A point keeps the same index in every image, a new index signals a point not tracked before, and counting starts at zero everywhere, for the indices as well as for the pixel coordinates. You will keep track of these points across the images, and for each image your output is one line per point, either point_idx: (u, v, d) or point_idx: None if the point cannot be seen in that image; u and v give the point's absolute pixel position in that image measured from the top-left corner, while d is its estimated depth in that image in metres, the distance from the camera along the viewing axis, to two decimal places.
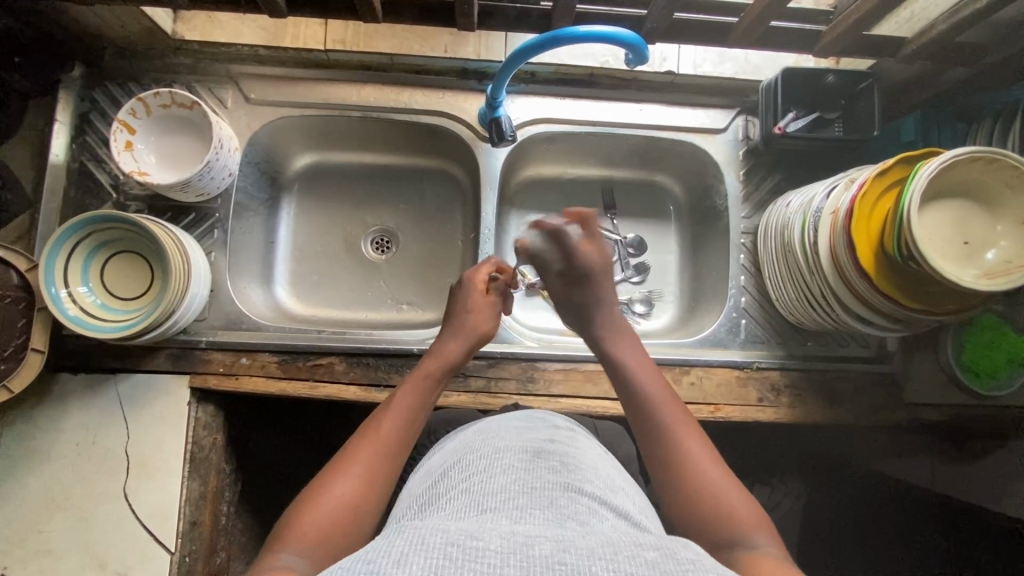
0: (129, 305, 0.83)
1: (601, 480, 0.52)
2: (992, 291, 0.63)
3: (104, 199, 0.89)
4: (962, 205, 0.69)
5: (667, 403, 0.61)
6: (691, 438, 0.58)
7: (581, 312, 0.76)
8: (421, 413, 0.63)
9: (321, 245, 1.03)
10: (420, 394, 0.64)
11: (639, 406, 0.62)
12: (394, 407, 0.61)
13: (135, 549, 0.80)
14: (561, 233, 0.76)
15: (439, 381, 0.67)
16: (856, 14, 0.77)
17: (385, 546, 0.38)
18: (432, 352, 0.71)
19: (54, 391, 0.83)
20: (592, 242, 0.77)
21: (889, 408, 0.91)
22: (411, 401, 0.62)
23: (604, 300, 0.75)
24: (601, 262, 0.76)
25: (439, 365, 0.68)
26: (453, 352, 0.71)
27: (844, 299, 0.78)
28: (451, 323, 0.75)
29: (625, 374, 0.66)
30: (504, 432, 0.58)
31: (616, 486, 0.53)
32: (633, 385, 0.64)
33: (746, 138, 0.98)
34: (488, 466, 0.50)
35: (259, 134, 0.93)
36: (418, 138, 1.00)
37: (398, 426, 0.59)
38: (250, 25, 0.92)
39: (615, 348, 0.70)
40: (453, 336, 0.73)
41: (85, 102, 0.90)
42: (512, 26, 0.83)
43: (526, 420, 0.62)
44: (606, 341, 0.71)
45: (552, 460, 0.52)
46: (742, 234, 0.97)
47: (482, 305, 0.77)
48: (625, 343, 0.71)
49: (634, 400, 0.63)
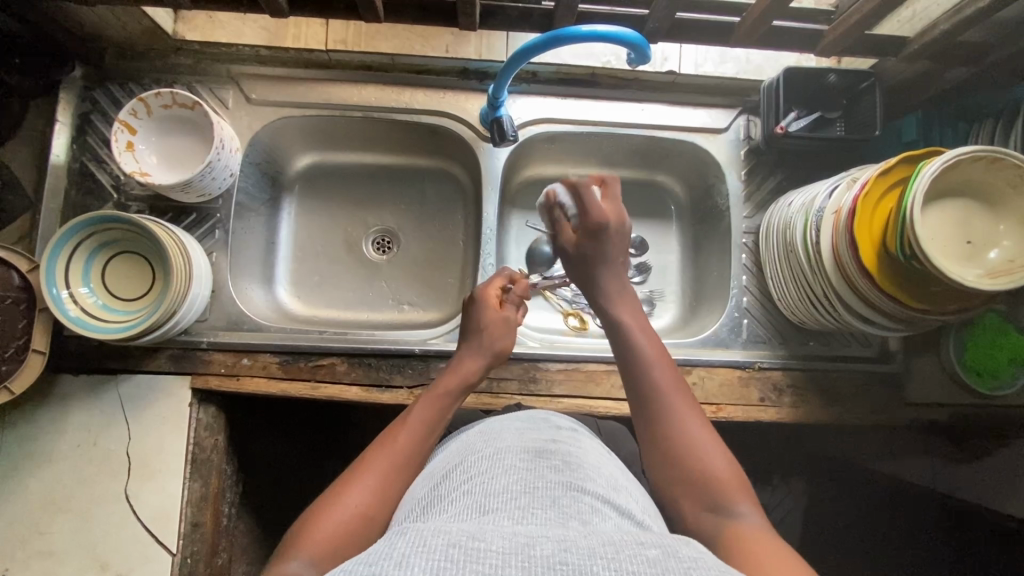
0: (130, 305, 0.83)
1: (604, 479, 0.52)
2: (995, 290, 0.63)
3: (105, 199, 0.89)
4: (965, 204, 0.69)
5: (660, 365, 0.61)
6: (682, 404, 0.58)
7: (586, 270, 0.73)
8: (437, 427, 0.62)
9: (321, 245, 1.03)
10: (438, 406, 0.64)
11: (632, 367, 0.62)
12: (409, 420, 0.61)
13: (137, 550, 0.80)
14: (583, 186, 0.73)
15: (457, 395, 0.67)
16: (858, 14, 0.77)
17: (386, 549, 0.38)
18: (452, 366, 0.71)
19: (55, 392, 0.83)
20: (608, 199, 0.74)
21: (891, 408, 0.91)
22: (427, 416, 0.62)
23: (612, 262, 0.72)
24: (617, 221, 0.73)
25: (457, 379, 0.68)
26: (472, 366, 0.71)
27: (847, 300, 0.78)
28: (469, 338, 0.75)
29: (621, 335, 0.65)
30: (507, 432, 0.58)
31: (619, 485, 0.53)
32: (628, 345, 0.64)
33: (748, 137, 0.97)
34: (490, 467, 0.50)
35: (260, 134, 0.93)
36: (419, 137, 1.00)
37: (414, 438, 0.59)
38: (251, 26, 0.92)
39: (614, 306, 0.69)
40: (473, 351, 0.73)
41: (85, 103, 0.90)
42: (513, 26, 0.83)
43: (529, 420, 0.62)
44: (611, 305, 0.69)
45: (555, 460, 0.52)
46: (744, 233, 0.97)
47: (499, 325, 0.76)
48: (626, 301, 0.69)
49: (628, 360, 0.62)
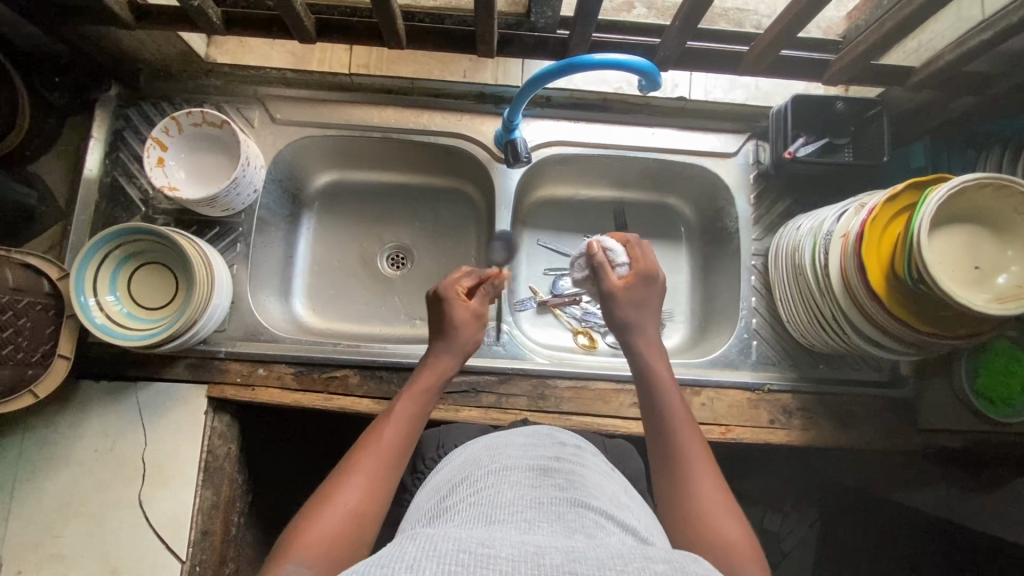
0: (153, 315, 0.86)
1: (607, 496, 0.53)
2: (1006, 313, 0.63)
3: (133, 212, 0.92)
4: (975, 230, 0.70)
5: (686, 428, 0.62)
6: (704, 466, 0.58)
7: (629, 311, 0.73)
8: (418, 426, 0.64)
9: (337, 260, 1.06)
10: (417, 406, 0.65)
11: (660, 426, 0.63)
12: (392, 420, 0.62)
13: (148, 557, 0.81)
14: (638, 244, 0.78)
15: (434, 396, 0.68)
16: (864, 44, 0.79)
17: (397, 552, 0.39)
18: (423, 367, 0.70)
19: (76, 398, 0.85)
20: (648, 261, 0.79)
21: (903, 434, 0.90)
22: (407, 416, 0.63)
23: (650, 306, 0.74)
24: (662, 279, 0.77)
25: (433, 380, 0.68)
26: (445, 366, 0.71)
27: (855, 321, 0.78)
28: (437, 337, 0.73)
29: (650, 389, 0.66)
30: (511, 447, 0.59)
31: (622, 503, 0.54)
32: (658, 403, 0.65)
33: (758, 161, 0.99)
34: (495, 482, 0.51)
35: (284, 152, 0.97)
36: (435, 158, 1.03)
37: (398, 436, 0.61)
38: (278, 50, 0.97)
39: (643, 356, 0.70)
40: (445, 350, 0.72)
41: (119, 121, 0.94)
42: (529, 53, 0.86)
43: (534, 436, 0.63)
44: (636, 350, 0.71)
45: (559, 477, 0.53)
46: (753, 256, 0.98)
47: (470, 320, 0.74)
48: (657, 356, 0.70)
49: (655, 417, 0.64)
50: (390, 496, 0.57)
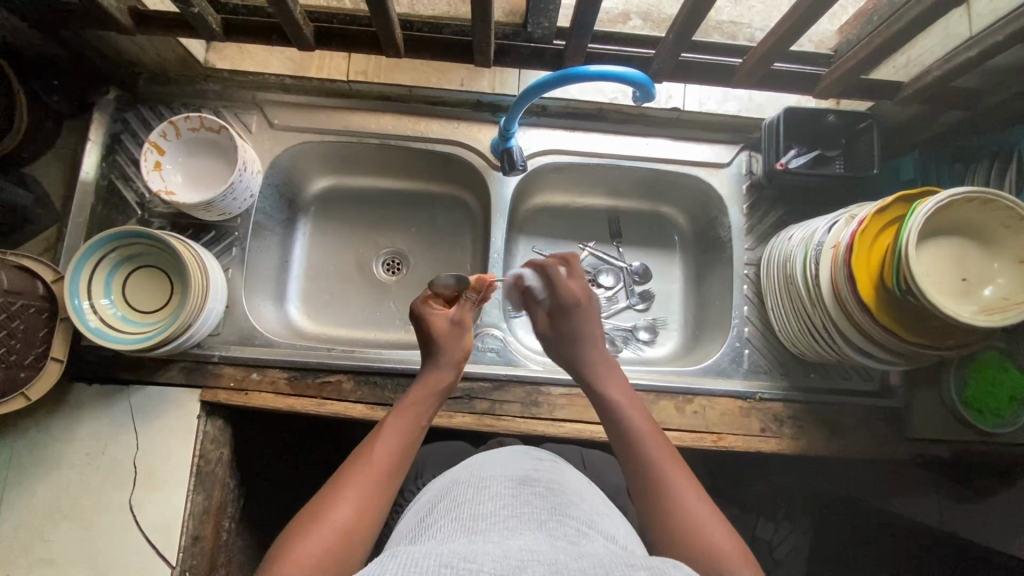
0: (147, 318, 0.86)
1: (587, 504, 0.53)
2: (992, 325, 0.64)
3: (129, 216, 0.92)
4: (961, 243, 0.71)
5: (652, 441, 0.62)
6: (676, 471, 0.59)
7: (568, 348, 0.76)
8: (411, 438, 0.64)
9: (333, 264, 1.06)
10: (409, 418, 0.65)
11: (627, 444, 0.63)
12: (383, 433, 0.62)
13: (137, 562, 0.80)
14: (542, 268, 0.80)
15: (428, 407, 0.69)
16: (853, 59, 0.81)
17: (378, 571, 0.39)
18: (419, 379, 0.72)
19: (68, 401, 0.85)
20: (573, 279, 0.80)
21: (892, 443, 0.91)
22: (400, 427, 0.64)
23: (586, 334, 0.76)
24: (589, 299, 0.78)
25: (426, 393, 0.69)
26: (440, 379, 0.72)
27: (844, 330, 0.79)
28: (427, 357, 0.75)
29: (613, 414, 0.67)
30: (489, 463, 0.59)
31: (602, 511, 0.54)
32: (622, 422, 0.65)
33: (750, 172, 1.01)
34: (475, 495, 0.52)
35: (281, 158, 0.97)
36: (431, 165, 1.03)
37: (390, 449, 0.61)
38: (278, 56, 0.99)
39: (604, 382, 0.71)
40: (436, 367, 0.73)
41: (116, 123, 0.94)
42: (525, 63, 0.87)
43: (514, 453, 0.63)
44: (594, 376, 0.73)
45: (539, 487, 0.53)
46: (746, 265, 0.99)
47: (450, 331, 0.75)
48: (615, 382, 0.71)
49: (619, 438, 0.64)
50: (382, 509, 0.57)
